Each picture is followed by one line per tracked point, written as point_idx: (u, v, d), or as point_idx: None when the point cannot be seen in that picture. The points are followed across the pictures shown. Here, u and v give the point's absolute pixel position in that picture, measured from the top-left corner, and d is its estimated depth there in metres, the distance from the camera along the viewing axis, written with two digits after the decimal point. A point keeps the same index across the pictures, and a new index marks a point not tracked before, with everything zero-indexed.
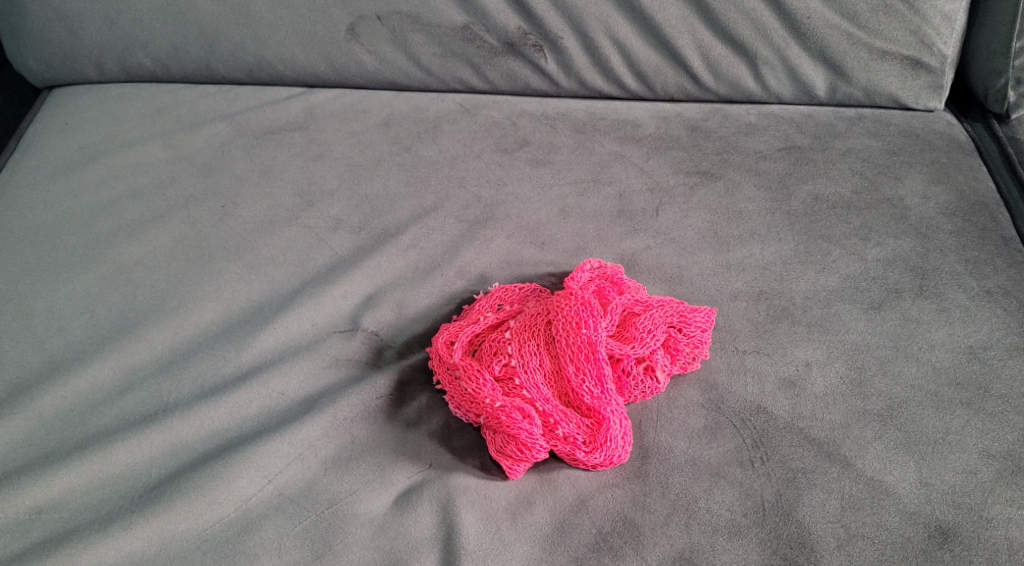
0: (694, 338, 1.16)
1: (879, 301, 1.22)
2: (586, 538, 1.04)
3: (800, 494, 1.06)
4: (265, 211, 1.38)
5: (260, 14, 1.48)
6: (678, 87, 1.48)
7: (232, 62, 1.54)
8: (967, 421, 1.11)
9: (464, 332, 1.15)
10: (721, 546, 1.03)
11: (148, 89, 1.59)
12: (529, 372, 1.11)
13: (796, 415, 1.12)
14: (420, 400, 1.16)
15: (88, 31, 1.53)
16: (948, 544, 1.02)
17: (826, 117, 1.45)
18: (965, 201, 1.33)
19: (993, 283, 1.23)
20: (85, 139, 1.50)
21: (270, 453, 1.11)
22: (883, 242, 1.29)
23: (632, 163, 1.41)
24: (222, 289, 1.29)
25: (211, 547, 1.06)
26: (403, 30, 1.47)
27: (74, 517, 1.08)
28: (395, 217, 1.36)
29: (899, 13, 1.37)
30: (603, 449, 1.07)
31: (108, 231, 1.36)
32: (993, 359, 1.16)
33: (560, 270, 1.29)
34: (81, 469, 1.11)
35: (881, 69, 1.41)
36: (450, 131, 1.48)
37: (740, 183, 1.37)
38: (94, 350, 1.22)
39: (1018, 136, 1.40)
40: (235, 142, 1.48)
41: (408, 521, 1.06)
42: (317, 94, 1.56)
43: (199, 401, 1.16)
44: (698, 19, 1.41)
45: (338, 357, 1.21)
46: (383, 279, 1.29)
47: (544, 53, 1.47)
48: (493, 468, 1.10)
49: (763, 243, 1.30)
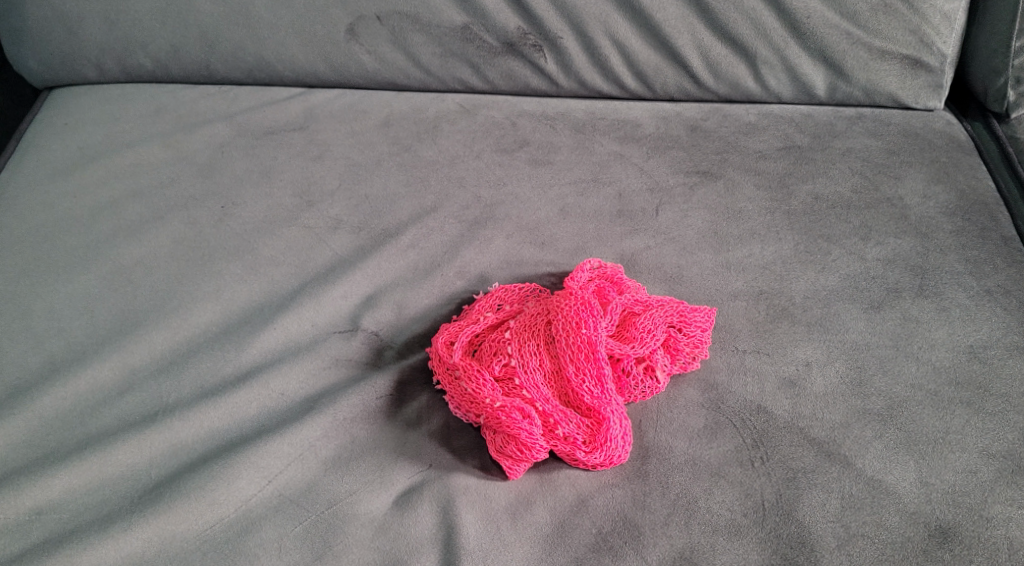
0: (694, 338, 1.16)
1: (879, 301, 1.22)
2: (586, 538, 1.04)
3: (800, 494, 1.06)
4: (264, 211, 1.38)
5: (259, 14, 1.48)
6: (678, 86, 1.48)
7: (231, 63, 1.54)
8: (967, 420, 1.11)
9: (464, 332, 1.15)
10: (721, 546, 1.03)
11: (147, 89, 1.59)
12: (529, 372, 1.11)
13: (796, 415, 1.12)
14: (420, 401, 1.16)
15: (88, 31, 1.53)
16: (948, 544, 1.02)
17: (826, 117, 1.45)
18: (965, 201, 1.33)
19: (993, 283, 1.23)
20: (85, 139, 1.50)
21: (270, 454, 1.11)
22: (883, 241, 1.29)
23: (632, 163, 1.41)
24: (222, 290, 1.29)
25: (211, 547, 1.06)
26: (403, 31, 1.47)
27: (74, 517, 1.08)
28: (394, 218, 1.36)
29: (899, 12, 1.37)
30: (603, 449, 1.07)
31: (108, 232, 1.36)
32: (993, 359, 1.16)
33: (560, 270, 1.29)
34: (81, 470, 1.11)
35: (881, 68, 1.41)
36: (449, 131, 1.48)
37: (740, 182, 1.37)
38: (95, 350, 1.22)
39: (1018, 136, 1.39)
40: (235, 142, 1.48)
41: (408, 521, 1.06)
42: (317, 94, 1.56)
43: (199, 401, 1.16)
44: (698, 19, 1.40)
45: (338, 357, 1.21)
46: (382, 279, 1.29)
47: (543, 53, 1.47)
48: (493, 468, 1.10)
49: (763, 243, 1.30)
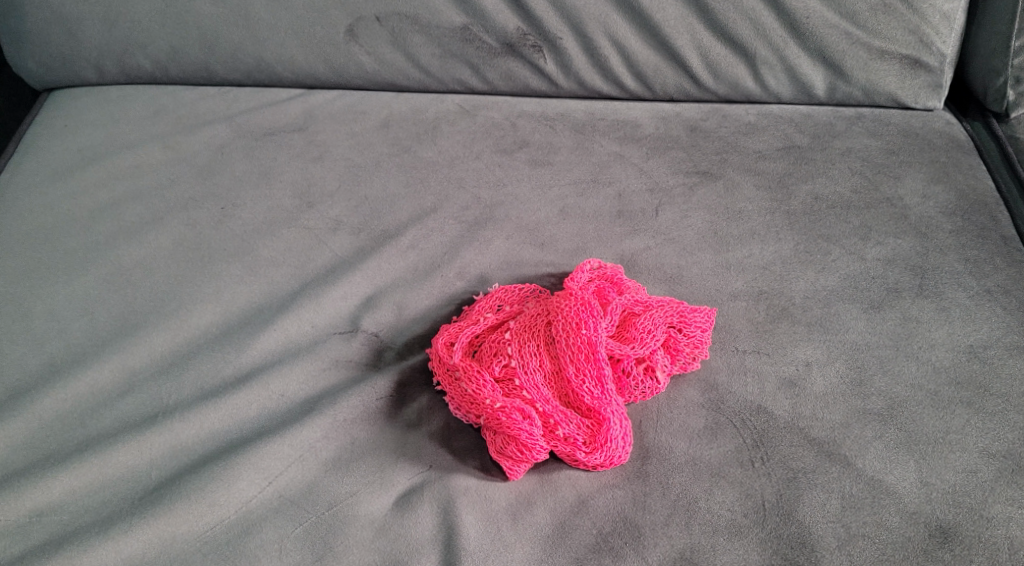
0: (694, 338, 1.16)
1: (879, 301, 1.22)
2: (586, 538, 1.04)
3: (801, 494, 1.06)
4: (264, 213, 1.38)
5: (259, 15, 1.48)
6: (677, 87, 1.48)
7: (231, 64, 1.54)
8: (967, 420, 1.11)
9: (464, 332, 1.15)
10: (722, 546, 1.03)
11: (147, 91, 1.59)
12: (529, 372, 1.11)
13: (796, 415, 1.12)
14: (421, 402, 1.16)
15: (87, 33, 1.53)
16: (949, 544, 1.02)
17: (825, 117, 1.45)
18: (965, 200, 1.33)
19: (993, 282, 1.23)
20: (85, 141, 1.50)
21: (269, 455, 1.10)
22: (883, 241, 1.29)
23: (631, 163, 1.41)
24: (222, 291, 1.29)
25: (211, 549, 1.06)
26: (402, 32, 1.47)
27: (74, 519, 1.08)
28: (394, 218, 1.36)
29: (898, 12, 1.37)
30: (604, 449, 1.07)
31: (107, 234, 1.36)
32: (993, 358, 1.16)
33: (560, 271, 1.29)
34: (81, 472, 1.11)
35: (880, 68, 1.41)
36: (449, 132, 1.48)
37: (740, 183, 1.37)
38: (95, 352, 1.22)
39: (1017, 135, 1.40)
40: (234, 144, 1.48)
41: (408, 522, 1.06)
42: (317, 95, 1.56)
43: (199, 403, 1.16)
44: (697, 19, 1.40)
45: (339, 358, 1.21)
46: (382, 280, 1.29)
47: (543, 53, 1.47)
48: (493, 469, 1.10)
49: (762, 243, 1.30)
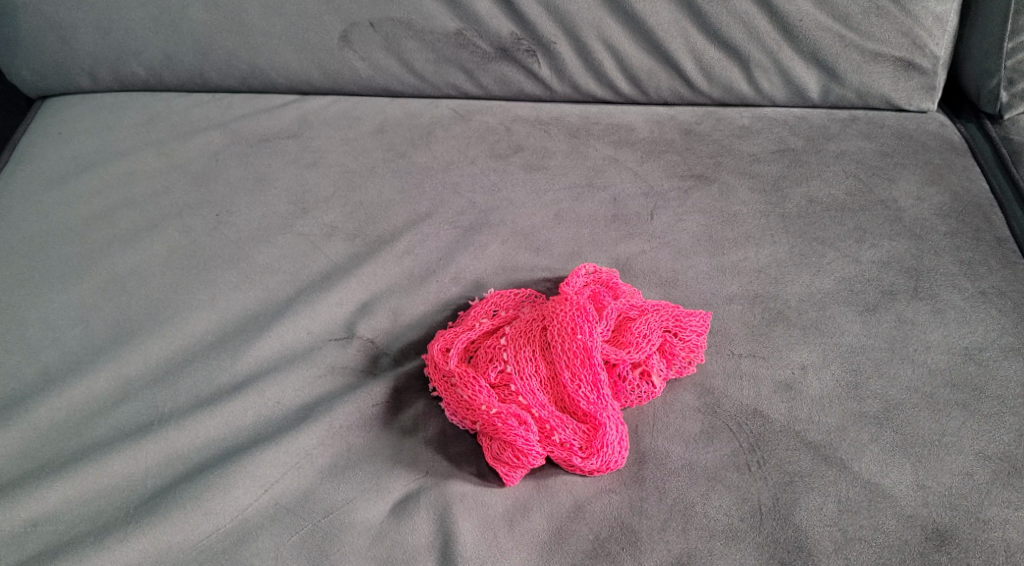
0: (689, 342, 1.16)
1: (874, 303, 1.22)
2: (583, 544, 1.04)
3: (797, 497, 1.06)
4: (260, 219, 1.38)
5: (252, 22, 1.48)
6: (672, 90, 1.48)
7: (224, 70, 1.54)
8: (963, 422, 1.11)
9: (460, 339, 1.16)
10: (719, 550, 1.03)
11: (141, 98, 1.59)
12: (525, 378, 1.11)
13: (792, 417, 1.12)
14: (417, 408, 1.16)
15: (81, 41, 1.52)
16: (946, 547, 1.02)
17: (819, 119, 1.46)
18: (959, 202, 1.33)
19: (988, 284, 1.23)
20: (80, 148, 1.50)
21: (265, 462, 1.10)
22: (878, 244, 1.29)
23: (626, 167, 1.41)
24: (217, 299, 1.28)
25: (207, 557, 1.05)
26: (396, 37, 1.47)
27: (69, 529, 1.08)
28: (390, 224, 1.36)
29: (891, 15, 1.37)
30: (600, 454, 1.07)
31: (102, 242, 1.36)
32: (989, 360, 1.16)
33: (555, 276, 1.29)
34: (75, 481, 1.10)
35: (874, 70, 1.41)
36: (444, 137, 1.48)
37: (734, 186, 1.37)
38: (90, 359, 1.22)
39: (1011, 136, 1.40)
40: (229, 150, 1.48)
41: (405, 529, 1.06)
42: (312, 101, 1.56)
43: (194, 410, 1.16)
44: (691, 23, 1.41)
45: (334, 365, 1.21)
46: (377, 285, 1.29)
47: (537, 58, 1.47)
48: (489, 475, 1.10)
49: (757, 246, 1.30)
